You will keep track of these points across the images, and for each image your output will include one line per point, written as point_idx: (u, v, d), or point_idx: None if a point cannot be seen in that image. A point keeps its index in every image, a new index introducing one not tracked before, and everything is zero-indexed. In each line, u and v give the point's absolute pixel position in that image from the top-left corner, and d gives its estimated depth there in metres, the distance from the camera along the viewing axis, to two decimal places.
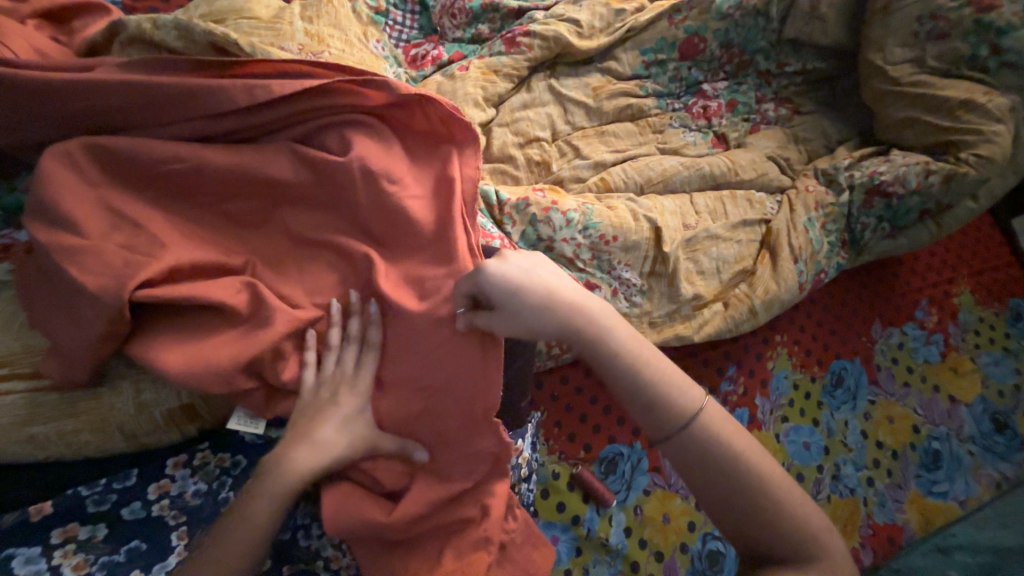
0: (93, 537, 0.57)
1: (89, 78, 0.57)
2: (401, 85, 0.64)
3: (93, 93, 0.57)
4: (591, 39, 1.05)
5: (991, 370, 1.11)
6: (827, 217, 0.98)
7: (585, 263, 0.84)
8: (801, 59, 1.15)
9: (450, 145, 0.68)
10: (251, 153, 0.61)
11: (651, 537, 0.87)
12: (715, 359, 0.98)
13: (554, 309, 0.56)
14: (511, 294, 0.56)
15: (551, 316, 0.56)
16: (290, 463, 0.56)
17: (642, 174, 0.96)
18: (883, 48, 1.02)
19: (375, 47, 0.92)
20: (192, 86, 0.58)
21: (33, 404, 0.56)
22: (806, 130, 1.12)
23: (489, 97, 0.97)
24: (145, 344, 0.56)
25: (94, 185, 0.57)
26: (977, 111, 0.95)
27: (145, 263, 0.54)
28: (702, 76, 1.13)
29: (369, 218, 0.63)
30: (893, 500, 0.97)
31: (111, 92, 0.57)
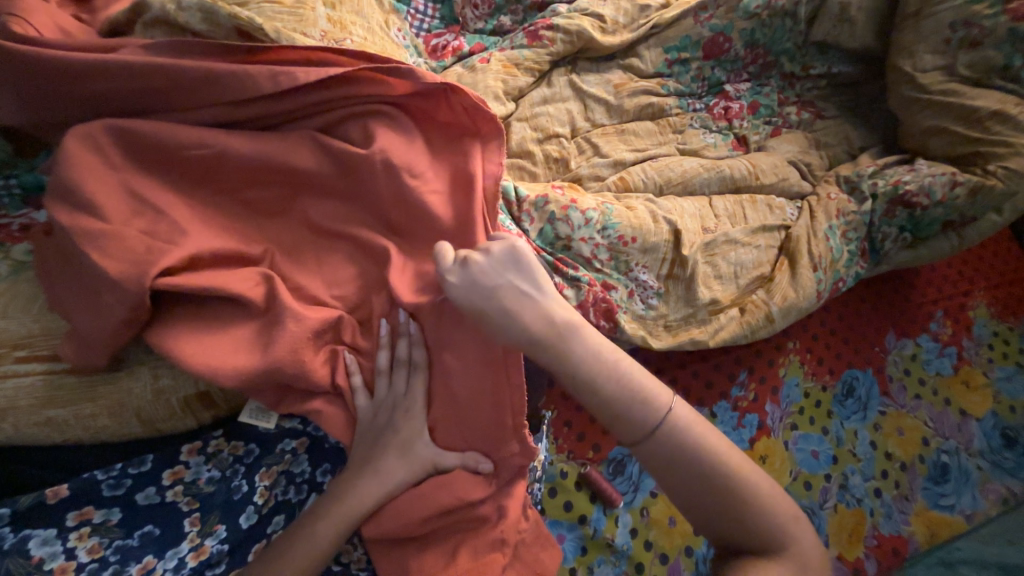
0: (108, 521, 0.58)
1: (113, 58, 0.56)
2: (426, 74, 0.62)
3: (117, 75, 0.56)
4: (614, 34, 1.03)
5: (1003, 385, 1.10)
6: (848, 225, 0.97)
7: (602, 263, 0.83)
8: (827, 62, 1.12)
9: (474, 138, 0.67)
10: (274, 141, 0.60)
11: (656, 540, 0.87)
12: (726, 364, 0.98)
13: (518, 309, 0.56)
14: (475, 293, 0.56)
15: (515, 316, 0.56)
16: (354, 489, 0.60)
17: (661, 175, 0.95)
18: (914, 54, 1.00)
19: (396, 36, 0.91)
20: (216, 71, 0.57)
21: (51, 387, 0.56)
22: (829, 136, 1.10)
23: (509, 90, 0.95)
24: (165, 331, 0.56)
25: (115, 168, 0.56)
26: (1009, 123, 0.93)
27: (166, 252, 0.54)
28: (725, 77, 1.11)
29: (391, 212, 0.62)
30: (899, 512, 0.97)
31: (134, 74, 0.56)
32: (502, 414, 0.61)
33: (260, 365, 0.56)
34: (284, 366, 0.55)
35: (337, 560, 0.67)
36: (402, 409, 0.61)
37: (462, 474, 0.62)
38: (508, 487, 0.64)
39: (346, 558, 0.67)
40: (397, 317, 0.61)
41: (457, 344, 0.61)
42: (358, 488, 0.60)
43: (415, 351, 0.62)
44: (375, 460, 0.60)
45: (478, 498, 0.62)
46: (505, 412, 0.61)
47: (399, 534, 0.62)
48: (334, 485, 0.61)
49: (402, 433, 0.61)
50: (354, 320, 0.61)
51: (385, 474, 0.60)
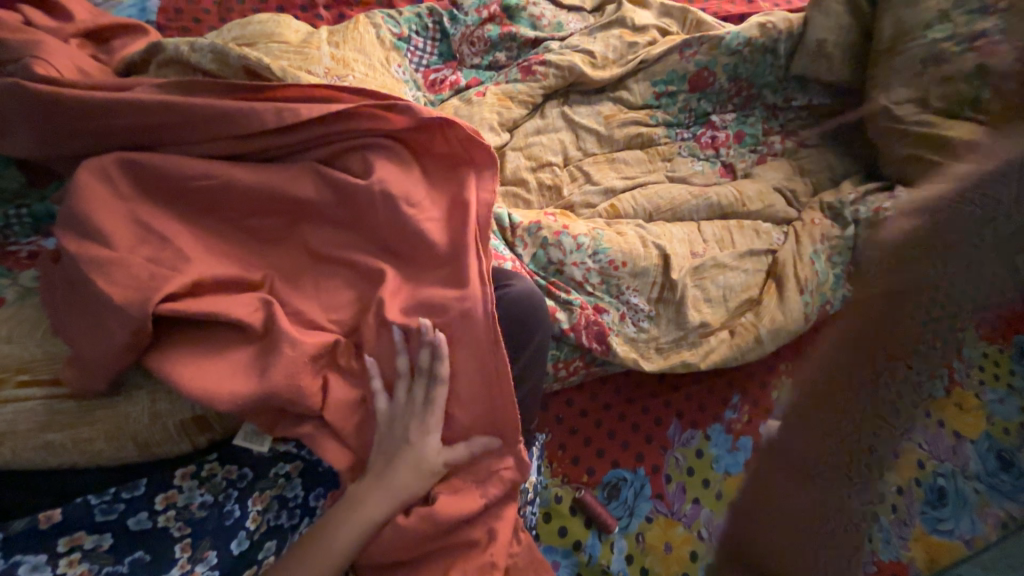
0: (99, 547, 0.58)
1: (129, 96, 0.60)
2: (423, 110, 0.66)
3: (130, 112, 0.60)
4: (604, 69, 1.08)
5: (996, 407, 1.11)
6: (832, 249, 0.97)
7: (594, 287, 0.85)
8: (807, 95, 1.19)
9: (468, 169, 0.70)
10: (277, 171, 0.63)
11: (653, 566, 0.86)
12: (719, 386, 0.99)
13: None
14: None
15: None
16: (370, 499, 0.61)
17: (650, 202, 0.98)
18: (889, 89, 1.06)
19: (396, 72, 0.97)
20: (225, 108, 0.61)
21: (51, 410, 0.57)
22: (812, 163, 1.15)
23: (504, 122, 1.00)
24: (165, 355, 0.57)
25: (125, 199, 0.59)
26: None
27: (170, 278, 0.56)
28: (710, 108, 1.15)
29: (388, 237, 0.65)
30: (899, 537, 0.95)
31: (148, 111, 0.60)
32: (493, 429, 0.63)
33: (253, 388, 0.57)
34: (281, 389, 0.57)
35: None
36: (418, 419, 0.62)
37: (453, 496, 0.62)
38: (499, 511, 0.64)
39: None
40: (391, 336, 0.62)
41: (451, 365, 0.62)
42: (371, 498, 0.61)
43: (430, 362, 0.61)
44: (392, 469, 0.61)
45: (470, 523, 0.62)
46: (498, 429, 0.63)
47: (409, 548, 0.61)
48: (350, 493, 0.62)
49: (417, 445, 0.61)
50: (349, 344, 0.63)
51: (399, 486, 0.61)
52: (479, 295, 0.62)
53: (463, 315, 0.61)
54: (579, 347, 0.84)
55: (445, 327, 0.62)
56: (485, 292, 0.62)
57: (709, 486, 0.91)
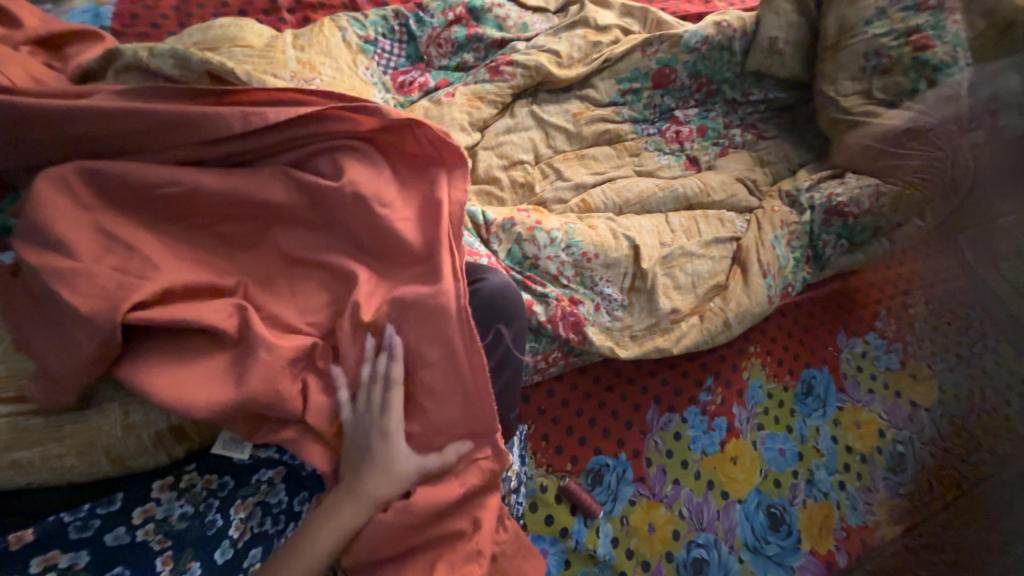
0: (75, 565, 0.56)
1: (87, 104, 0.58)
2: (392, 110, 0.67)
3: (89, 119, 0.58)
4: (570, 68, 1.11)
5: (945, 377, 1.18)
6: (792, 234, 1.05)
7: (569, 279, 0.88)
8: (763, 89, 1.24)
9: (440, 168, 0.71)
10: (246, 176, 0.63)
11: (637, 547, 0.89)
12: (693, 370, 1.03)
13: None
14: None
15: None
16: (342, 511, 0.60)
17: (620, 196, 1.02)
18: (836, 81, 1.13)
19: (364, 74, 0.97)
20: (189, 114, 0.60)
21: (17, 428, 0.55)
22: (770, 154, 1.20)
23: (474, 122, 1.01)
24: (138, 365, 0.57)
25: (87, 208, 0.58)
26: (924, 141, 1.04)
27: (138, 286, 0.55)
28: (674, 104, 1.20)
29: (362, 237, 0.66)
30: (864, 503, 1.02)
31: (107, 119, 0.59)
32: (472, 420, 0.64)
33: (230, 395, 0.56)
34: (261, 393, 0.57)
35: None
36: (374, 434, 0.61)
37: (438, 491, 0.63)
38: (486, 501, 0.66)
39: None
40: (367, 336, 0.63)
41: (427, 363, 0.63)
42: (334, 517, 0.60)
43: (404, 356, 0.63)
44: (359, 480, 0.61)
45: (456, 516, 0.64)
46: (477, 421, 0.64)
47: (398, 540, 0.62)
48: (322, 504, 0.62)
49: (381, 454, 0.61)
50: (326, 346, 0.63)
51: (369, 494, 0.61)
52: (453, 293, 0.63)
53: (437, 312, 0.62)
54: (557, 338, 0.86)
55: (422, 324, 0.63)
56: (458, 289, 0.63)
57: (688, 466, 0.97)
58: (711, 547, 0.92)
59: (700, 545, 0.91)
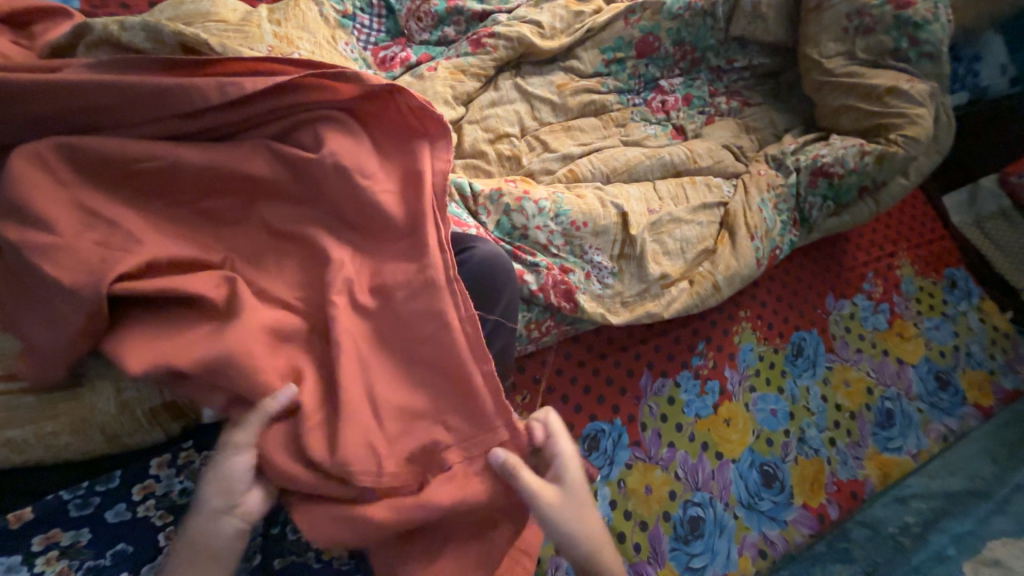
0: (77, 543, 0.57)
1: (57, 79, 0.57)
2: (372, 78, 0.66)
3: (63, 94, 0.58)
4: (553, 39, 1.10)
5: (932, 333, 1.22)
6: (778, 198, 1.05)
7: (558, 248, 0.88)
8: (748, 56, 1.23)
9: (422, 138, 0.69)
10: (227, 150, 0.62)
11: (635, 508, 0.91)
12: (684, 336, 1.05)
13: None
14: None
15: None
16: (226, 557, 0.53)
17: (607, 165, 1.02)
18: (819, 43, 1.12)
19: (344, 49, 0.96)
20: (164, 87, 0.59)
21: (9, 407, 0.55)
22: (756, 120, 1.21)
23: (458, 95, 1.00)
24: (126, 335, 0.55)
25: (66, 184, 0.57)
26: (903, 97, 1.06)
27: (123, 257, 0.55)
28: (658, 73, 1.19)
29: (345, 210, 0.65)
30: (854, 458, 1.05)
31: (81, 93, 0.58)
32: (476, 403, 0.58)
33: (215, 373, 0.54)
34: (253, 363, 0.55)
35: (317, 559, 0.66)
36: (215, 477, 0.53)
37: None
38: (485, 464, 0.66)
39: (327, 556, 0.67)
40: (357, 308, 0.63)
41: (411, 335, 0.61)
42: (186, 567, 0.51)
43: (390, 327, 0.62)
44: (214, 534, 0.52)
45: None
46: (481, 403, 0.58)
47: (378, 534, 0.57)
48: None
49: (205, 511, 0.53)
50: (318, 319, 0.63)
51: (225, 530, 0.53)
52: (440, 262, 0.62)
53: (423, 282, 0.61)
54: (549, 307, 0.86)
55: (407, 297, 0.61)
56: (446, 258, 0.63)
57: (682, 429, 0.98)
58: (706, 505, 0.94)
59: (696, 504, 0.94)
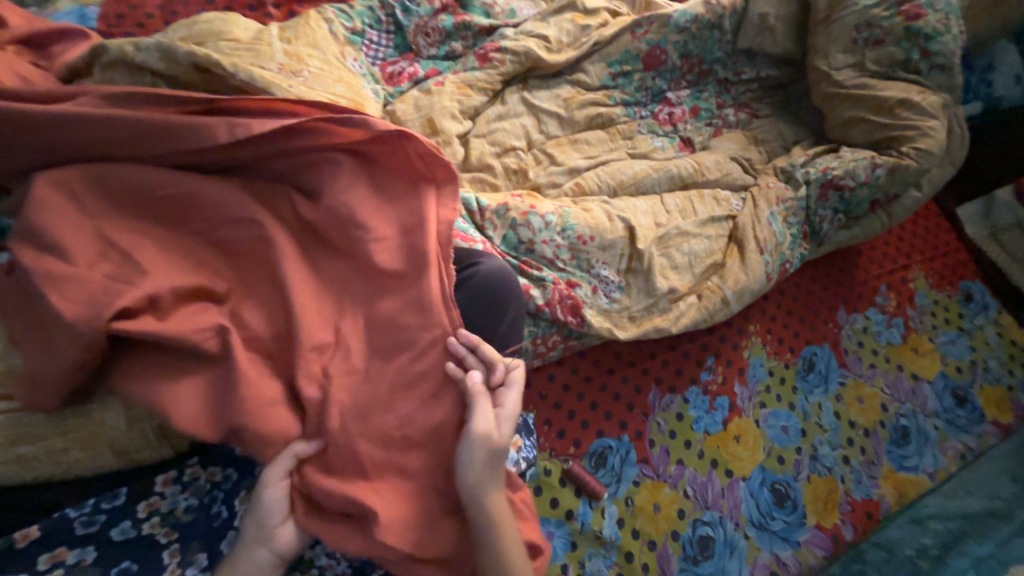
0: (82, 561, 0.57)
1: (66, 111, 0.57)
2: (380, 122, 0.63)
3: (74, 125, 0.57)
4: (559, 53, 1.10)
5: (948, 348, 1.19)
6: (788, 211, 1.04)
7: (565, 263, 0.88)
8: (755, 67, 1.23)
9: (429, 184, 0.68)
10: (238, 186, 0.63)
11: (643, 527, 0.90)
12: (694, 351, 1.03)
13: None
14: None
15: None
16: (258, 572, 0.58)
17: (614, 178, 1.01)
18: (828, 55, 1.11)
19: (353, 65, 0.96)
20: (172, 123, 0.58)
21: (18, 424, 0.55)
22: (765, 132, 1.20)
23: (465, 110, 1.01)
24: (137, 364, 0.56)
25: (81, 207, 0.57)
26: (914, 109, 1.05)
27: (123, 291, 0.54)
28: (665, 85, 1.19)
29: (345, 260, 0.65)
30: (869, 476, 1.03)
31: (92, 125, 0.58)
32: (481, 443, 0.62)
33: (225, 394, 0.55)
34: None
35: None
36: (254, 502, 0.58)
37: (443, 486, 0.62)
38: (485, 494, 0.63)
39: (330, 573, 0.65)
40: (363, 340, 0.63)
41: (414, 384, 0.61)
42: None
43: (394, 369, 0.61)
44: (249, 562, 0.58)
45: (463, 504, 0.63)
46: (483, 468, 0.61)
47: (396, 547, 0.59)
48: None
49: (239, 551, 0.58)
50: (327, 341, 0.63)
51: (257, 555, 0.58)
52: (445, 322, 0.62)
53: (430, 343, 0.61)
54: (555, 322, 0.86)
55: (412, 351, 0.61)
56: (450, 316, 0.62)
57: (691, 446, 0.97)
58: (716, 524, 0.92)
59: (706, 524, 0.92)
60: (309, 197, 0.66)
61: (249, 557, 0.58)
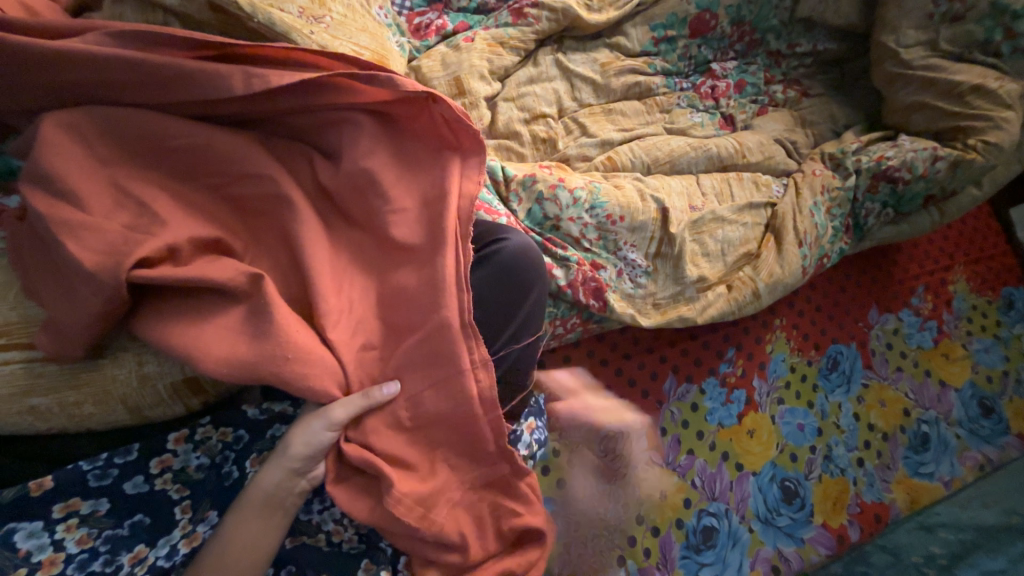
0: (96, 512, 0.57)
1: (71, 47, 0.53)
2: (408, 82, 0.58)
3: (83, 66, 0.53)
4: (600, 12, 1.01)
5: (981, 356, 1.14)
6: (832, 201, 0.98)
7: (591, 243, 0.83)
8: (812, 40, 1.12)
9: (455, 153, 0.63)
10: (255, 141, 0.60)
11: (648, 513, 0.89)
12: (715, 342, 1.00)
13: None
14: None
15: None
16: (283, 503, 0.57)
17: (649, 154, 0.95)
18: (898, 30, 1.00)
19: (378, 14, 0.87)
20: (186, 68, 0.54)
21: (33, 374, 0.54)
22: (814, 113, 1.11)
23: (495, 70, 0.94)
24: (153, 319, 0.54)
25: (93, 154, 0.54)
26: (988, 97, 0.95)
27: (142, 241, 0.51)
28: (711, 55, 1.10)
29: (364, 227, 0.62)
30: (881, 480, 1.01)
31: (101, 66, 0.53)
32: (486, 435, 0.60)
33: (238, 363, 0.52)
34: (270, 359, 0.52)
35: (328, 541, 0.64)
36: (301, 434, 0.56)
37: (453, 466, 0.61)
38: (492, 469, 0.62)
39: (337, 538, 0.63)
40: (380, 313, 0.60)
41: (427, 364, 0.58)
42: (246, 501, 0.56)
43: (409, 347, 0.58)
44: (277, 488, 0.56)
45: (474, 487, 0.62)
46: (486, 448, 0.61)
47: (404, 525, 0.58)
48: (260, 520, 0.56)
49: (271, 475, 0.56)
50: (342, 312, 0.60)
51: (286, 485, 0.57)
52: (455, 304, 0.58)
53: (441, 325, 0.58)
54: (576, 304, 0.83)
55: (427, 331, 0.58)
56: (462, 300, 0.58)
57: (703, 437, 0.95)
58: (721, 516, 0.91)
59: (711, 514, 0.91)
60: (329, 159, 0.62)
61: (281, 482, 0.56)
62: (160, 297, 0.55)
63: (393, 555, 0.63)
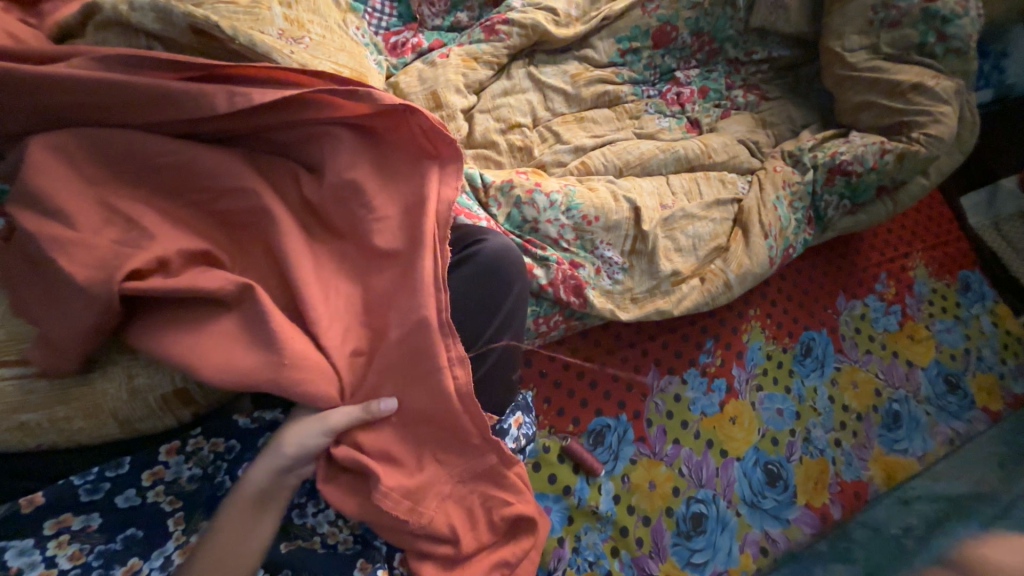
0: (88, 527, 0.57)
1: (59, 72, 0.55)
2: (385, 96, 0.62)
3: (71, 90, 0.56)
4: (568, 27, 1.06)
5: (943, 336, 1.20)
6: (793, 195, 1.04)
7: (569, 243, 0.87)
8: (767, 47, 1.20)
9: (433, 161, 0.67)
10: (239, 156, 0.62)
11: (638, 503, 0.92)
12: (693, 334, 1.04)
13: None
14: None
15: None
16: (270, 504, 0.58)
17: (620, 157, 1.00)
18: (842, 36, 1.08)
19: (355, 34, 0.91)
20: (171, 89, 0.57)
21: (23, 391, 0.55)
22: (773, 115, 1.18)
23: (470, 84, 0.98)
24: (144, 330, 0.55)
25: (81, 174, 0.56)
26: (927, 94, 1.04)
27: (132, 254, 0.53)
28: (675, 64, 1.17)
29: (347, 235, 0.64)
30: (858, 459, 1.05)
31: (88, 89, 0.56)
32: (475, 428, 0.62)
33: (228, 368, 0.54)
34: (263, 362, 0.54)
35: (324, 544, 0.64)
36: (297, 433, 0.58)
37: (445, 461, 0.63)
38: (482, 461, 0.64)
39: (332, 540, 0.64)
40: (366, 316, 0.62)
41: (413, 363, 0.60)
42: (238, 501, 0.57)
43: (396, 347, 0.60)
44: (267, 489, 0.58)
45: (466, 480, 0.64)
46: (475, 441, 0.63)
47: (399, 521, 0.60)
48: (246, 522, 0.56)
49: (263, 475, 0.57)
50: None
51: (278, 485, 0.58)
52: (439, 303, 0.61)
53: (425, 324, 0.60)
54: (558, 302, 0.86)
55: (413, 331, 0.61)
56: (445, 298, 0.61)
57: (687, 426, 0.98)
58: (709, 502, 0.94)
59: (699, 501, 0.94)
60: (311, 171, 0.65)
61: (272, 481, 0.58)
62: (150, 309, 0.56)
63: (389, 552, 0.65)
